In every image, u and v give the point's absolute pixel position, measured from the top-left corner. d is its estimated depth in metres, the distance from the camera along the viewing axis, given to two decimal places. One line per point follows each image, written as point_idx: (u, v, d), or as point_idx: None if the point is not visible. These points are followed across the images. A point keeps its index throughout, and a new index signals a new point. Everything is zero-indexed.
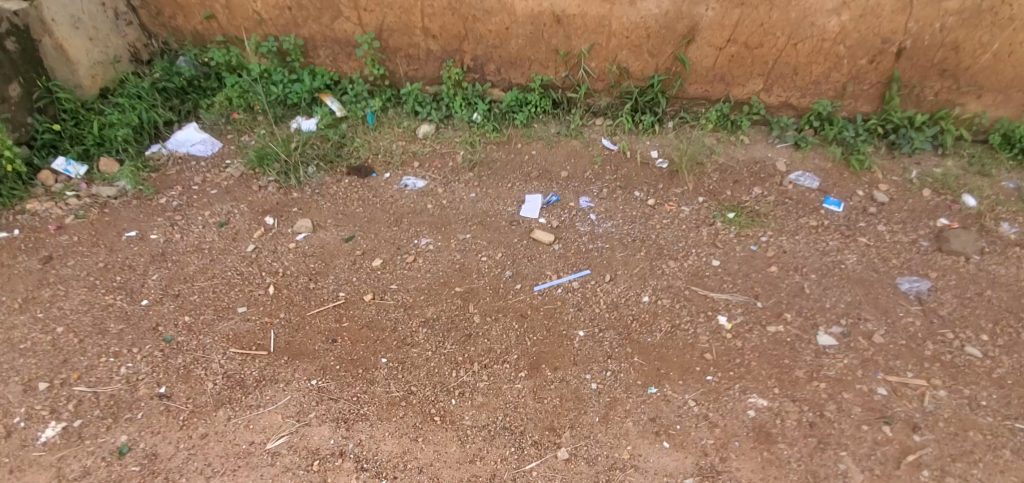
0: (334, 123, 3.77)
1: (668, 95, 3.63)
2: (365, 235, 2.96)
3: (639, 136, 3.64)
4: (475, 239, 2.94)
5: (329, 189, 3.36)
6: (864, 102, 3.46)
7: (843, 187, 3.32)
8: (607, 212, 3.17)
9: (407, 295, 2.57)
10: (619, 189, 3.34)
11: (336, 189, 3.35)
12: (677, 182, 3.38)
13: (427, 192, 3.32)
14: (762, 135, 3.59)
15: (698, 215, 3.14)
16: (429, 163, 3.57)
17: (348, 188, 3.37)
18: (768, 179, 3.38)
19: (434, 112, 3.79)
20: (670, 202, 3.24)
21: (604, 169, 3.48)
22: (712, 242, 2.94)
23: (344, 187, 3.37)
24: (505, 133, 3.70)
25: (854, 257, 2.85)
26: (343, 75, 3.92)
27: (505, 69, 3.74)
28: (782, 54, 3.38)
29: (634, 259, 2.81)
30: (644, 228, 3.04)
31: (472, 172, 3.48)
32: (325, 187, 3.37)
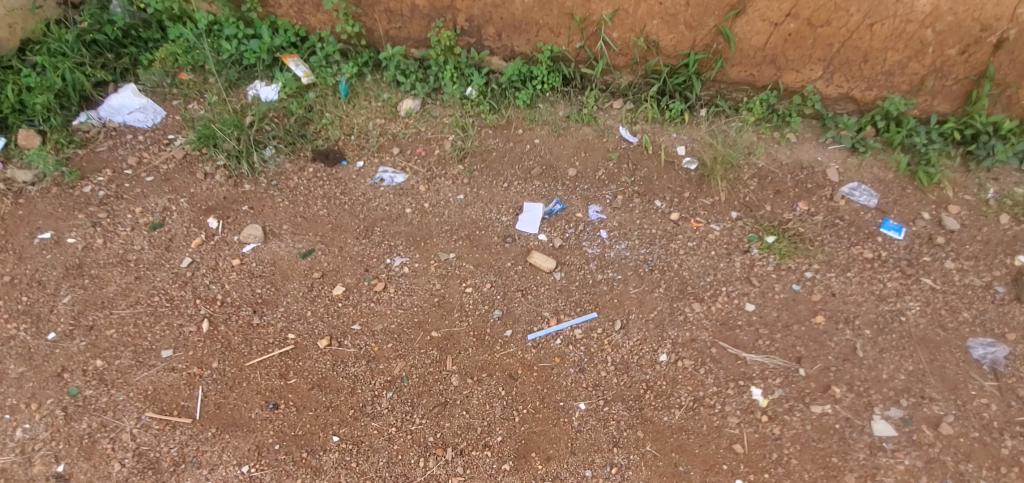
0: (299, 91, 3.13)
1: (705, 77, 2.99)
2: (326, 249, 2.44)
3: (664, 127, 3.03)
4: (459, 261, 2.43)
5: (289, 181, 2.79)
6: (942, 99, 2.82)
7: (906, 207, 2.76)
8: (620, 228, 2.63)
9: (372, 341, 2.09)
10: (636, 197, 2.78)
11: (297, 182, 2.79)
12: (706, 189, 2.82)
13: (405, 190, 2.76)
14: (812, 133, 2.98)
15: (729, 238, 2.61)
16: (411, 150, 2.98)
17: (311, 181, 2.80)
18: (815, 191, 2.82)
19: (420, 84, 3.14)
20: (697, 217, 2.70)
21: (619, 168, 2.90)
22: (745, 278, 2.43)
23: (307, 179, 2.81)
24: (504, 114, 3.08)
25: (917, 306, 2.38)
26: (311, 30, 3.22)
27: (507, 35, 3.05)
28: (852, 36, 2.72)
29: (650, 299, 2.32)
30: (664, 253, 2.52)
31: (461, 165, 2.91)
32: (284, 178, 2.81)
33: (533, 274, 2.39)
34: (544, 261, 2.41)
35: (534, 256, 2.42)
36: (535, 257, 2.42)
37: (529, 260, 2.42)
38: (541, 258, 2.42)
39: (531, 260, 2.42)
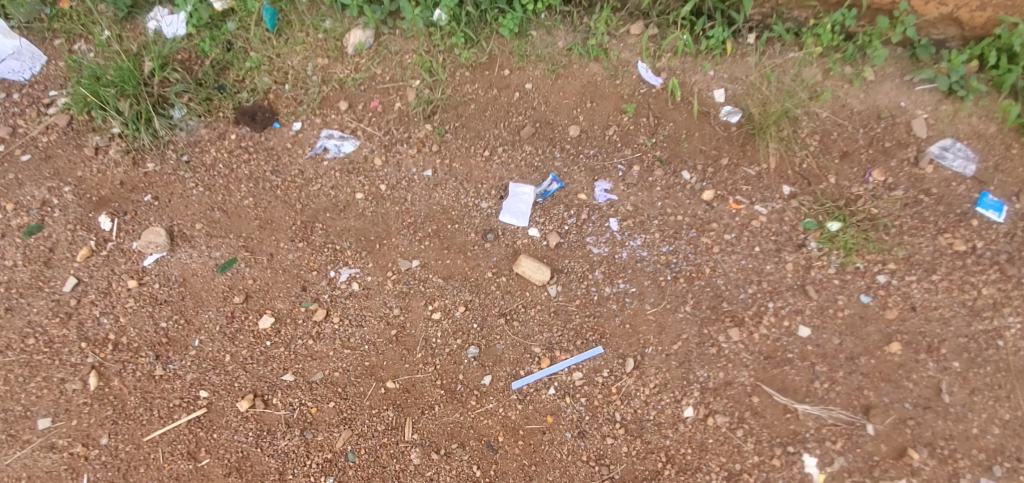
0: (214, 23, 2.32)
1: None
2: (252, 259, 1.88)
3: (699, 62, 2.26)
4: (424, 272, 1.88)
5: (203, 157, 2.15)
6: None
7: (1012, 175, 2.08)
8: (636, 215, 2.01)
9: (308, 400, 1.73)
10: (657, 166, 2.12)
11: (214, 157, 2.14)
12: (750, 154, 2.14)
13: (355, 167, 2.10)
14: (896, 67, 2.20)
15: (779, 226, 1.99)
16: (363, 104, 2.25)
17: (231, 154, 2.15)
18: (894, 152, 2.13)
19: (371, 5, 2.26)
20: (738, 195, 2.06)
21: (636, 124, 2.20)
22: (798, 287, 1.87)
23: (227, 152, 2.16)
24: (485, 49, 2.27)
25: (1018, 325, 1.83)
26: None
27: None
28: None
29: (671, 324, 1.80)
30: (693, 251, 1.92)
31: (429, 125, 2.20)
32: (198, 152, 2.16)
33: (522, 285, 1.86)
34: (538, 269, 1.85)
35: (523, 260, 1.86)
36: (524, 264, 1.86)
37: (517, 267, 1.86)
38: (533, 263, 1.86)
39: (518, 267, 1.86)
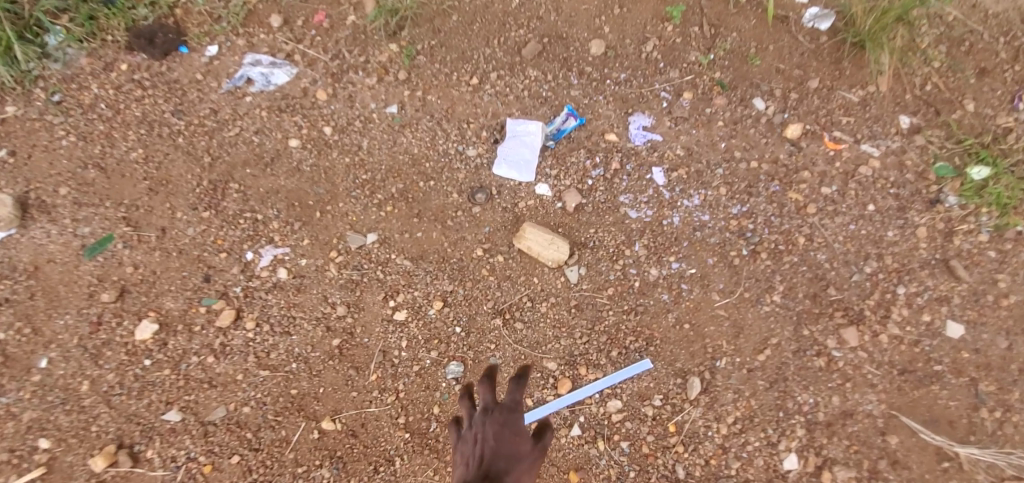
0: None
1: None
2: (134, 238, 1.31)
3: None
4: (384, 253, 1.28)
5: (82, 96, 1.50)
6: None
7: None
8: (691, 163, 1.39)
9: (201, 454, 1.16)
10: (717, 92, 1.49)
11: (96, 95, 1.51)
12: (850, 73, 1.50)
13: (289, 104, 1.48)
14: None
15: (900, 175, 1.38)
16: (304, 19, 1.58)
17: (119, 91, 1.51)
18: None
19: None
20: (835, 130, 1.44)
21: (686, 36, 1.54)
22: (937, 263, 1.26)
23: (114, 89, 1.51)
24: None
25: None
26: None
27: None
28: None
29: (751, 325, 1.22)
30: (777, 214, 1.32)
31: (393, 45, 1.55)
32: (75, 89, 1.51)
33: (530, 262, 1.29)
34: (551, 241, 1.27)
35: (525, 229, 1.29)
36: (529, 238, 1.28)
37: (518, 240, 1.28)
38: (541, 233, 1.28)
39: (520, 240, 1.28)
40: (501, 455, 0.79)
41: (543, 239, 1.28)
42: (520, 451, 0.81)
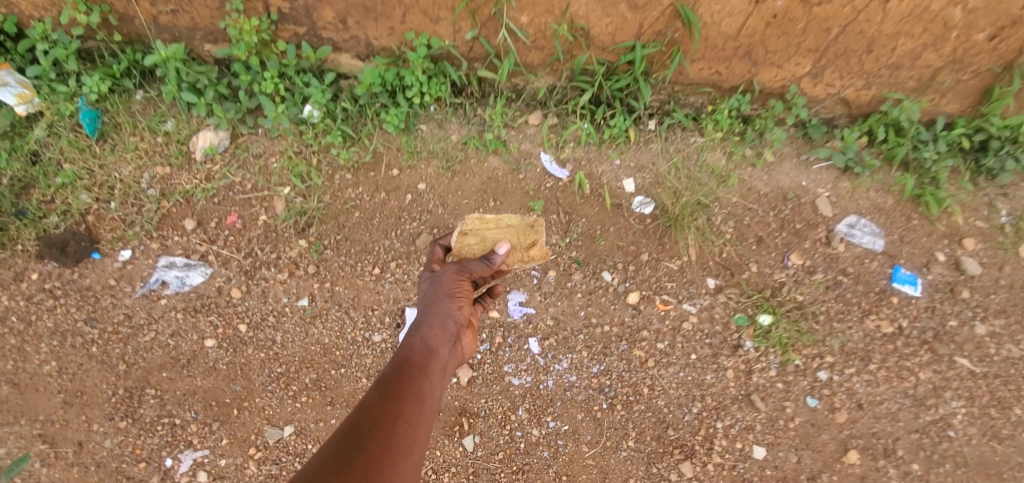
0: (16, 130, 1.93)
1: (654, 80, 2.05)
2: (51, 454, 1.70)
3: (604, 151, 2.09)
4: (302, 443, 1.73)
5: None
6: (951, 98, 2.13)
7: (916, 245, 2.14)
8: (559, 331, 1.84)
9: None
10: (575, 268, 1.91)
11: (10, 305, 1.74)
12: (669, 246, 1.98)
13: (203, 303, 1.74)
14: (794, 147, 2.19)
15: (711, 327, 1.86)
16: (217, 220, 1.85)
17: (31, 301, 1.74)
18: (805, 234, 2.09)
19: (222, 104, 1.94)
20: (663, 294, 1.90)
21: (547, 222, 1.99)
22: (742, 398, 1.81)
23: (26, 299, 1.74)
24: (370, 146, 1.98)
25: (963, 410, 1.84)
26: (25, 21, 1.95)
27: (356, 20, 1.88)
28: (855, 19, 1.85)
29: (613, 467, 1.79)
30: (626, 370, 1.82)
31: (303, 241, 1.85)
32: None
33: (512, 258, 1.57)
34: (506, 223, 1.59)
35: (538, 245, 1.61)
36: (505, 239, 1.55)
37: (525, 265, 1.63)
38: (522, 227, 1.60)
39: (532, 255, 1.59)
40: (433, 333, 1.37)
41: (518, 230, 1.59)
42: (448, 323, 1.38)
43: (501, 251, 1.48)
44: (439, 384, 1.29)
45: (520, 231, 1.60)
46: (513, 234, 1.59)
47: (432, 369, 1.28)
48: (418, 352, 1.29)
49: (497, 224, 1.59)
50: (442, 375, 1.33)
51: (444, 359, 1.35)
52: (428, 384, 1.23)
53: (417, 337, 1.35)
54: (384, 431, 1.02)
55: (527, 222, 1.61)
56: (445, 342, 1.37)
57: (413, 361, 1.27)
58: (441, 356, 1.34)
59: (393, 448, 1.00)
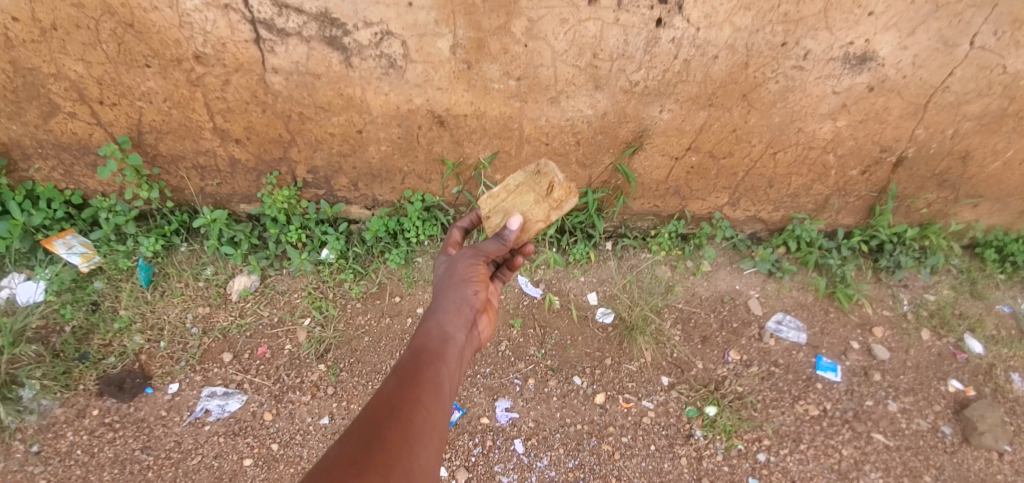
0: (77, 284, 2.29)
1: (607, 214, 2.53)
2: None
3: (570, 269, 2.53)
4: None
5: (57, 443, 2.06)
6: (847, 214, 2.61)
7: (834, 335, 2.52)
8: (540, 431, 2.22)
9: None
10: (550, 375, 2.32)
11: (73, 439, 2.07)
12: (628, 351, 2.38)
13: (241, 426, 2.13)
14: (726, 256, 2.65)
15: (666, 419, 2.26)
16: (250, 351, 2.26)
17: (92, 435, 2.08)
18: (742, 331, 2.48)
19: (256, 253, 2.38)
20: (625, 393, 2.30)
21: (525, 336, 2.39)
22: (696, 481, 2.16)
23: (88, 432, 2.08)
24: (376, 278, 2.40)
25: (879, 479, 2.20)
26: (90, 194, 2.40)
27: (365, 184, 2.35)
28: (755, 166, 2.36)
29: None
30: (597, 462, 2.17)
31: (322, 365, 2.24)
32: (50, 437, 2.06)
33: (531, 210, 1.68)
34: (515, 185, 1.74)
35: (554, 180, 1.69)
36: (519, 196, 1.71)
37: (548, 207, 1.67)
38: (529, 177, 1.73)
39: (553, 196, 1.67)
40: (448, 320, 1.49)
41: (530, 188, 1.71)
42: (462, 307, 1.54)
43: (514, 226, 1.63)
44: (454, 365, 1.40)
45: (530, 185, 1.72)
46: (527, 191, 1.71)
47: (447, 354, 1.39)
48: (434, 340, 1.40)
49: (508, 191, 1.74)
50: (457, 360, 1.44)
51: (459, 343, 1.47)
52: (443, 369, 1.33)
53: (434, 324, 1.47)
54: (405, 416, 1.11)
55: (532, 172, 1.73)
56: (459, 326, 1.51)
57: (429, 350, 1.37)
58: (456, 341, 1.46)
59: (413, 438, 1.07)
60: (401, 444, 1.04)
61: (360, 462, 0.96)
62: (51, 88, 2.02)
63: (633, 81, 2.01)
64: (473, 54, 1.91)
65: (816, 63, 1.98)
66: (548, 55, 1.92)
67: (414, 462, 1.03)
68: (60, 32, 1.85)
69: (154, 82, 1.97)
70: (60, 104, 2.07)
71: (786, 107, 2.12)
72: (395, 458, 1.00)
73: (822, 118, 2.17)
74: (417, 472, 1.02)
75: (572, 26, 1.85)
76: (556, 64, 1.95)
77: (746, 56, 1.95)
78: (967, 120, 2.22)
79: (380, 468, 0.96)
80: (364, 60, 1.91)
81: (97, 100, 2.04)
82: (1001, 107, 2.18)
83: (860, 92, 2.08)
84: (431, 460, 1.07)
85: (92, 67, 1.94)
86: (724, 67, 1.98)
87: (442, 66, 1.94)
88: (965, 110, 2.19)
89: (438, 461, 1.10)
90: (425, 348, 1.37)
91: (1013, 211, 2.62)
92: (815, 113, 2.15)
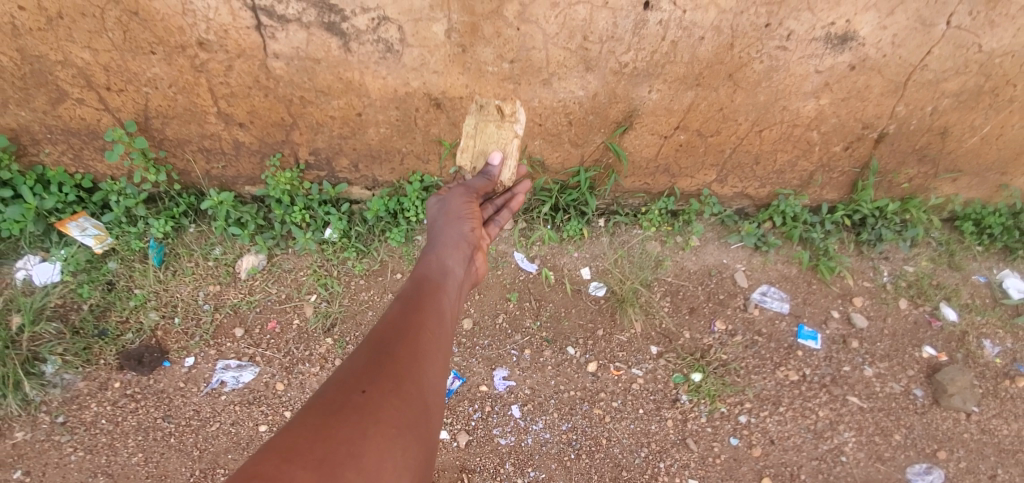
0: (92, 264, 2.39)
1: (600, 192, 2.62)
2: None
3: (564, 246, 2.63)
4: None
5: (83, 413, 2.19)
6: (831, 189, 2.70)
7: (816, 305, 2.64)
8: (535, 397, 2.36)
9: None
10: (545, 346, 2.44)
11: (97, 410, 2.20)
12: (619, 322, 2.51)
13: (255, 395, 2.27)
14: (715, 231, 2.75)
15: (654, 385, 2.39)
16: (259, 327, 2.37)
17: (115, 405, 2.21)
18: (728, 302, 2.60)
19: (262, 233, 2.47)
20: (616, 362, 2.43)
21: (521, 309, 2.51)
22: (680, 441, 2.31)
23: (111, 403, 2.21)
24: (377, 256, 2.50)
25: (852, 438, 2.36)
26: (99, 177, 2.48)
27: (365, 165, 2.44)
28: (742, 143, 2.44)
29: None
30: (589, 425, 2.32)
31: (329, 338, 2.37)
32: (75, 408, 2.19)
33: (501, 136, 2.28)
34: (473, 128, 2.27)
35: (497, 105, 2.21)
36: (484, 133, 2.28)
37: (511, 126, 2.27)
38: (479, 115, 2.24)
39: (505, 116, 2.24)
40: (446, 257, 1.66)
41: (487, 121, 2.26)
42: (460, 244, 1.72)
43: (496, 158, 2.18)
44: (453, 294, 1.57)
45: (484, 119, 2.25)
46: (486, 125, 2.27)
47: (447, 285, 1.56)
48: (434, 274, 1.57)
49: (474, 135, 2.28)
50: (457, 290, 1.61)
51: (458, 276, 1.64)
52: (444, 298, 1.49)
53: (434, 260, 1.64)
54: (413, 334, 1.25)
55: (477, 109, 2.21)
56: (457, 261, 1.69)
57: (431, 282, 1.53)
58: (455, 272, 1.64)
59: (420, 354, 1.21)
60: (410, 359, 1.17)
61: (372, 374, 1.10)
62: (59, 75, 2.08)
63: (622, 62, 2.08)
64: (467, 38, 1.97)
65: (799, 43, 2.05)
66: (540, 39, 1.99)
67: (422, 374, 1.17)
68: (66, 20, 1.90)
69: (159, 68, 2.03)
70: (67, 90, 2.14)
71: (770, 86, 2.20)
72: (404, 370, 1.14)
73: (805, 97, 2.25)
74: (425, 382, 1.16)
75: (562, 10, 1.91)
76: (548, 47, 2.02)
77: (731, 37, 2.02)
78: (945, 96, 2.30)
79: (390, 378, 1.11)
80: (362, 45, 1.97)
81: (104, 86, 2.11)
82: (978, 84, 2.25)
83: (842, 71, 2.16)
84: (437, 373, 1.22)
85: (99, 54, 2.00)
86: (710, 48, 2.05)
87: (437, 50, 2.00)
88: (943, 87, 2.26)
89: (444, 373, 1.25)
90: (428, 280, 1.53)
91: (991, 185, 2.72)
92: (798, 92, 2.22)
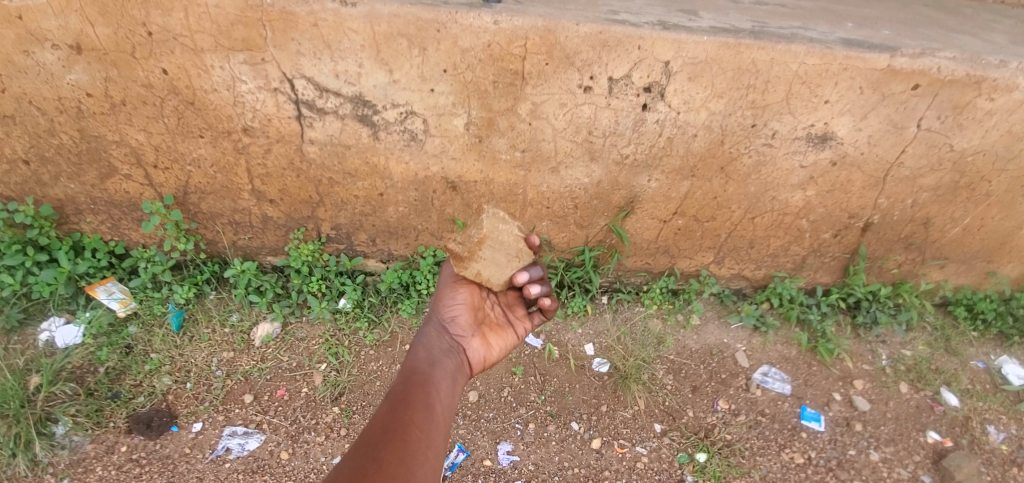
0: (113, 327, 2.48)
1: (603, 270, 2.75)
2: None
3: (569, 321, 2.73)
4: None
5: (87, 477, 2.20)
6: (824, 273, 2.83)
7: (817, 386, 2.68)
8: (539, 473, 2.36)
9: None
10: (549, 420, 2.48)
11: (101, 474, 2.21)
12: (622, 398, 2.55)
13: (260, 464, 2.28)
14: (714, 311, 2.85)
15: (659, 465, 2.40)
16: (269, 394, 2.43)
17: (120, 469, 2.22)
18: (730, 382, 2.64)
19: (279, 302, 2.59)
20: (620, 439, 2.45)
21: (526, 382, 2.56)
22: None
23: (116, 468, 2.22)
24: (388, 326, 2.60)
25: None
26: (131, 244, 2.64)
27: (382, 239, 2.60)
28: (736, 228, 2.61)
29: None
30: None
31: (336, 407, 2.41)
32: (81, 472, 2.20)
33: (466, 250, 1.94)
34: None
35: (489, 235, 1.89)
36: None
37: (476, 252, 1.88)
38: None
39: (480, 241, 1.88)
40: (436, 348, 1.72)
41: None
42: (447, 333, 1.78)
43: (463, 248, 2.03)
44: (444, 383, 1.63)
45: None
46: None
47: (436, 375, 1.62)
48: (423, 365, 1.63)
49: None
50: (449, 378, 1.67)
51: (449, 365, 1.69)
52: (433, 391, 1.55)
53: (424, 349, 1.70)
54: (398, 439, 1.33)
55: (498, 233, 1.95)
56: (447, 351, 1.74)
57: (421, 374, 1.59)
58: (445, 363, 1.70)
59: (404, 461, 1.28)
60: (394, 468, 1.24)
61: None
62: (112, 153, 2.30)
63: (623, 154, 2.29)
64: (484, 130, 2.19)
65: (783, 141, 2.26)
66: (549, 132, 2.21)
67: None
68: (128, 107, 2.13)
69: (204, 149, 2.25)
70: (117, 167, 2.35)
71: (760, 178, 2.39)
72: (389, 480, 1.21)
73: (793, 188, 2.43)
74: None
75: (570, 109, 2.14)
76: (556, 139, 2.23)
77: (721, 135, 2.24)
78: (923, 191, 2.48)
79: None
80: (389, 134, 2.19)
81: (151, 164, 2.32)
82: (954, 180, 2.44)
83: (825, 166, 2.36)
84: (424, 477, 1.28)
85: (152, 136, 2.22)
86: (704, 143, 2.26)
87: (456, 140, 2.22)
88: (921, 183, 2.45)
89: (433, 473, 1.32)
90: (417, 373, 1.60)
91: (979, 273, 2.83)
92: (786, 184, 2.41)
